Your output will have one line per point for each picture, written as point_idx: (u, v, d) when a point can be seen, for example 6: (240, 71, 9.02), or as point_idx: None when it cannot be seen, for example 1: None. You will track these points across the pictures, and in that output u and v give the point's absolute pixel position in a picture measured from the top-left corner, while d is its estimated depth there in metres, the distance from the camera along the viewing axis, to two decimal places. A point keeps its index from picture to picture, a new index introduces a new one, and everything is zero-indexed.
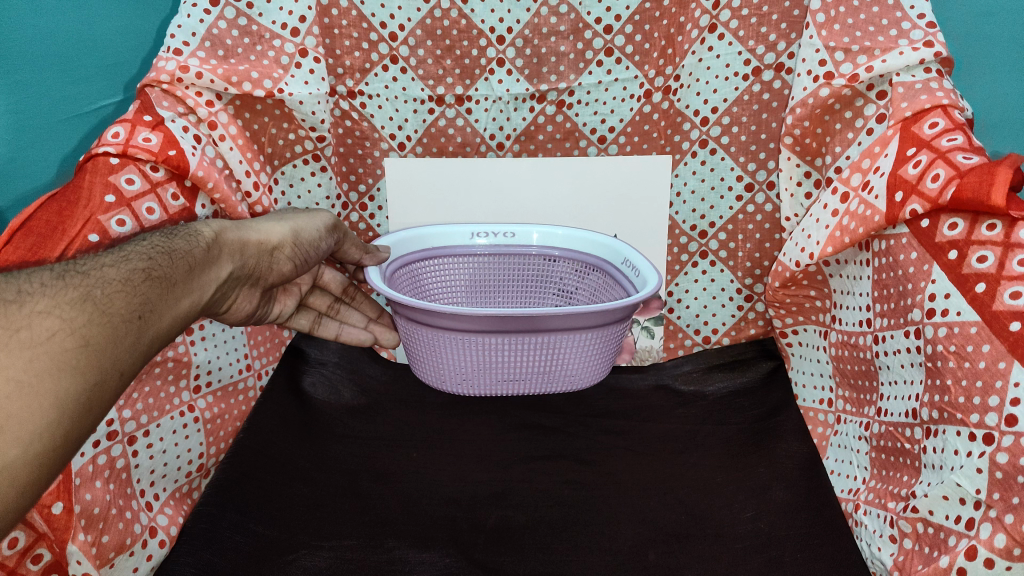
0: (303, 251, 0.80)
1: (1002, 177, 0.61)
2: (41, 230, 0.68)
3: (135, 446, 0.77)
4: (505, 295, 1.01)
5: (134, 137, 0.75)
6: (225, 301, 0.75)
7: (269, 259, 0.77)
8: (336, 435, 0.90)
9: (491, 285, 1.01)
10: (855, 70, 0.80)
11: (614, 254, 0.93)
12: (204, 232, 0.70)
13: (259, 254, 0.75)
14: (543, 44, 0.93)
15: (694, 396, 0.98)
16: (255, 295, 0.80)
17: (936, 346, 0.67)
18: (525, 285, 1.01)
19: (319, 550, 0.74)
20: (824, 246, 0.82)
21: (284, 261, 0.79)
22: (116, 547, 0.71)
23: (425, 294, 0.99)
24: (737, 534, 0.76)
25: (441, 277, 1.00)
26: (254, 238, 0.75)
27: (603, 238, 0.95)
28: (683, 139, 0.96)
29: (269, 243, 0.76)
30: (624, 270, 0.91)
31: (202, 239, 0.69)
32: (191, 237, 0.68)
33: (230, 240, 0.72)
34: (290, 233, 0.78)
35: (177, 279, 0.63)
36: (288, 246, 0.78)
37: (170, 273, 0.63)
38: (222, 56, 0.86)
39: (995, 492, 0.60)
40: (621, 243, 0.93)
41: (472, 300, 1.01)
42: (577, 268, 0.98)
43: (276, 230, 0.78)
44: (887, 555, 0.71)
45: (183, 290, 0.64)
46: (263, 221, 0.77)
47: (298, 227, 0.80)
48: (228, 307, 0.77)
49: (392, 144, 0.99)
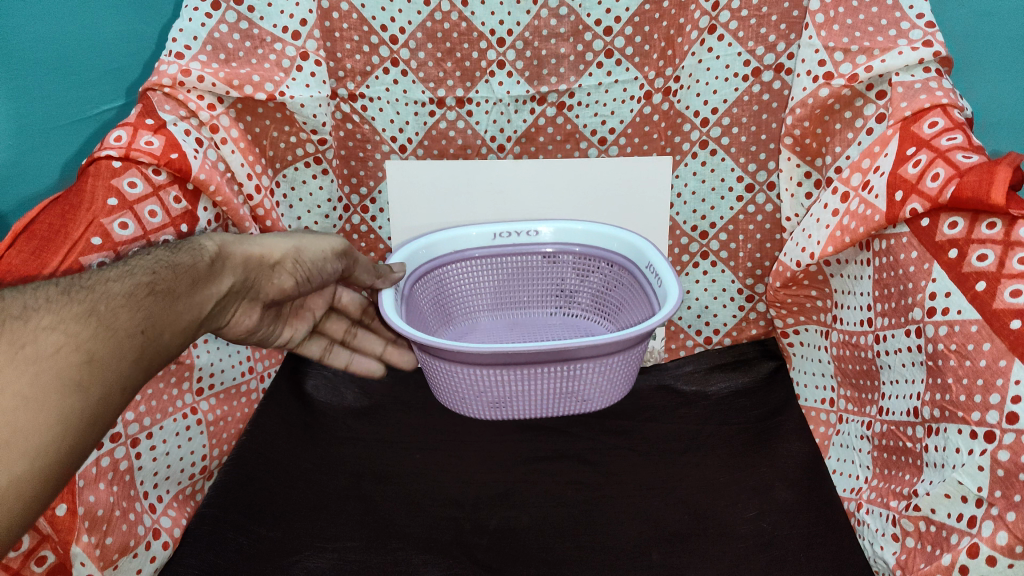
0: (304, 268, 0.79)
1: (1002, 176, 0.61)
2: (45, 233, 0.68)
3: (138, 448, 0.77)
4: (534, 300, 1.02)
5: (137, 141, 0.76)
6: (225, 313, 0.75)
7: (269, 274, 0.76)
8: (338, 437, 0.90)
9: (518, 292, 1.02)
10: (854, 70, 0.81)
11: (638, 256, 0.92)
12: (208, 245, 0.70)
13: (261, 268, 0.75)
14: (543, 47, 0.94)
15: (697, 396, 0.98)
16: (255, 309, 0.79)
17: (937, 345, 0.67)
18: (562, 290, 1.02)
19: (323, 552, 0.75)
20: (825, 246, 0.82)
21: (285, 276, 0.77)
22: (119, 549, 0.71)
23: (447, 316, 1.00)
24: (740, 534, 0.77)
25: (464, 294, 1.00)
26: (257, 251, 0.74)
27: (627, 235, 0.94)
28: (683, 140, 0.97)
29: (271, 258, 0.76)
30: (647, 274, 0.90)
31: (205, 253, 0.69)
32: (194, 256, 0.67)
33: (232, 255, 0.72)
34: (293, 249, 0.77)
35: (180, 293, 0.64)
36: (290, 261, 0.77)
37: (172, 287, 0.63)
38: (223, 60, 0.86)
39: (997, 490, 0.60)
40: (646, 244, 0.92)
41: (502, 309, 1.02)
42: (583, 265, 1.00)
43: (279, 245, 0.77)
44: (890, 554, 0.71)
45: (184, 304, 0.64)
46: (263, 240, 0.76)
47: (300, 247, 0.78)
48: (227, 321, 0.77)
49: (393, 147, 0.99)
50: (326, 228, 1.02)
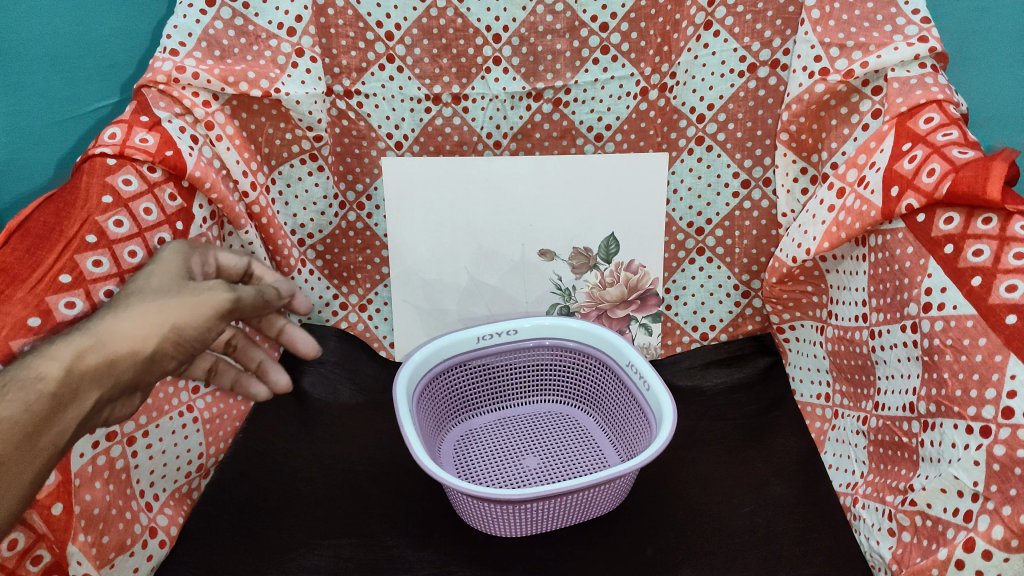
0: (189, 348, 0.62)
1: (997, 172, 0.62)
2: (39, 231, 0.68)
3: (135, 446, 0.75)
4: (519, 391, 1.00)
5: (131, 138, 0.75)
6: (105, 413, 0.62)
7: (148, 367, 0.60)
8: (334, 435, 0.92)
9: (505, 384, 0.99)
10: (850, 66, 0.81)
11: (619, 355, 0.91)
12: (43, 375, 0.53)
13: (133, 368, 0.59)
14: (540, 43, 0.93)
15: (692, 392, 1.00)
16: (136, 399, 0.65)
17: (933, 340, 0.68)
18: (541, 374, 0.99)
19: (320, 549, 0.78)
20: (821, 242, 0.82)
21: (172, 361, 0.62)
22: (116, 547, 0.70)
23: (462, 395, 0.97)
24: (736, 529, 0.79)
25: (476, 380, 0.97)
26: (123, 347, 0.58)
27: (615, 339, 0.92)
28: (680, 136, 0.97)
29: (142, 351, 0.59)
30: (629, 374, 0.89)
31: (42, 384, 0.53)
32: (28, 398, 0.52)
33: (85, 366, 0.56)
34: (171, 330, 0.60)
35: (31, 443, 0.52)
36: (171, 344, 0.60)
37: (17, 443, 0.51)
38: (218, 56, 0.86)
39: (992, 484, 0.60)
40: (625, 342, 0.91)
41: (492, 410, 0.99)
42: (577, 351, 0.97)
43: (150, 331, 0.59)
44: (886, 549, 0.72)
45: (39, 449, 0.53)
46: (116, 337, 0.58)
47: (177, 325, 0.60)
48: (106, 418, 0.63)
49: (389, 143, 0.99)
50: (321, 225, 1.02)
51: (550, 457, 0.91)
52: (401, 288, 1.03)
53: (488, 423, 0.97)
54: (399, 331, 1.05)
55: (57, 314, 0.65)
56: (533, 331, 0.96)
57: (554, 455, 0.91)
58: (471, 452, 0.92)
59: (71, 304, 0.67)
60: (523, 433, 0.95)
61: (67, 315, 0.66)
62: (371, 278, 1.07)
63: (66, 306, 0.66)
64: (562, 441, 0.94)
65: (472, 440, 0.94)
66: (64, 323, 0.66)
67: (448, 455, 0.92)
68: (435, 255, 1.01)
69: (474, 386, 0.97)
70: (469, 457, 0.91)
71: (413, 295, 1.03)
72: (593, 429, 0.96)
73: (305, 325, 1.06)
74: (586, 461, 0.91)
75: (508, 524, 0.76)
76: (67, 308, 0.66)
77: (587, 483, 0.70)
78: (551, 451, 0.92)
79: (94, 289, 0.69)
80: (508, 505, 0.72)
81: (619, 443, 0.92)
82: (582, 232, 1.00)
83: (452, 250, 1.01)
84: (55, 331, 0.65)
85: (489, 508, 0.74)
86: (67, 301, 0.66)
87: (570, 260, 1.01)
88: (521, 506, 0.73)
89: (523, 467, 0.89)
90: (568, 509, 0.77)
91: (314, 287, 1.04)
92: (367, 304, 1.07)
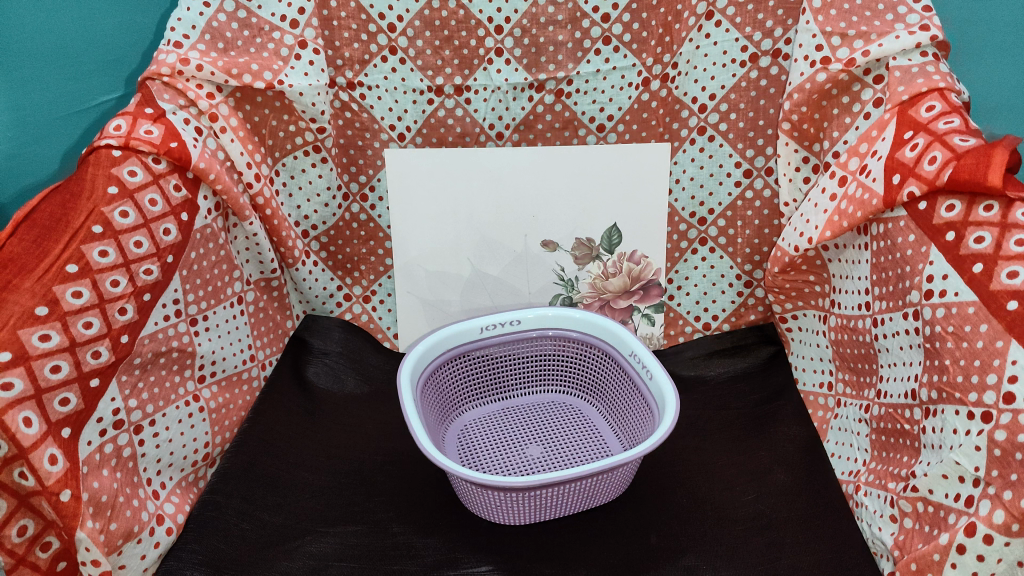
0: None
1: (999, 159, 0.62)
2: (46, 222, 0.68)
3: (141, 435, 0.75)
4: (520, 381, 1.00)
5: (136, 130, 0.76)
6: None
7: None
8: (339, 425, 0.94)
9: (506, 374, 0.99)
10: (851, 55, 0.81)
11: (622, 344, 0.92)
12: None
13: None
14: (542, 34, 0.94)
15: (695, 382, 1.01)
16: None
17: (934, 327, 0.68)
18: (543, 365, 1.00)
19: (325, 536, 0.78)
20: (823, 230, 0.83)
21: None
22: (123, 535, 0.69)
23: (465, 387, 0.97)
24: (738, 516, 0.80)
25: (478, 371, 0.98)
26: None
27: (617, 328, 0.93)
28: (681, 127, 0.97)
29: None
30: (632, 363, 0.90)
31: None
32: None
33: None
34: None
35: None
36: None
37: None
38: (222, 49, 0.86)
39: (994, 469, 0.60)
40: (629, 332, 0.92)
41: (493, 401, 0.99)
42: (576, 341, 0.98)
43: None
44: (888, 535, 0.72)
45: None
46: None
47: None
48: None
49: (391, 135, 1.00)
50: (325, 217, 1.03)
51: (553, 446, 0.91)
52: (404, 280, 1.04)
53: (488, 412, 0.98)
54: (403, 322, 1.06)
55: (64, 304, 0.66)
56: (536, 322, 0.96)
57: (556, 444, 0.91)
58: (474, 441, 0.93)
59: (78, 294, 0.67)
60: (525, 423, 0.95)
61: (76, 304, 0.67)
62: (375, 270, 1.07)
63: (73, 295, 0.67)
64: (564, 430, 0.94)
65: (474, 429, 0.95)
66: (72, 312, 0.66)
67: (450, 444, 0.92)
68: (438, 246, 1.02)
69: (475, 377, 0.98)
70: (471, 446, 0.92)
71: (417, 287, 1.04)
72: (595, 418, 0.96)
73: (309, 316, 1.07)
74: (586, 448, 0.91)
75: (511, 512, 0.77)
76: (74, 297, 0.67)
77: (591, 470, 0.70)
78: (553, 440, 0.92)
79: (101, 279, 0.69)
80: (512, 492, 0.72)
81: (621, 433, 0.92)
82: (585, 222, 1.00)
83: (456, 241, 1.01)
84: (62, 320, 0.65)
85: (493, 495, 0.74)
86: (73, 291, 0.67)
87: (572, 250, 1.01)
88: (527, 493, 0.73)
89: (525, 456, 0.89)
90: (571, 498, 0.77)
91: (317, 278, 1.05)
92: (371, 295, 1.08)
